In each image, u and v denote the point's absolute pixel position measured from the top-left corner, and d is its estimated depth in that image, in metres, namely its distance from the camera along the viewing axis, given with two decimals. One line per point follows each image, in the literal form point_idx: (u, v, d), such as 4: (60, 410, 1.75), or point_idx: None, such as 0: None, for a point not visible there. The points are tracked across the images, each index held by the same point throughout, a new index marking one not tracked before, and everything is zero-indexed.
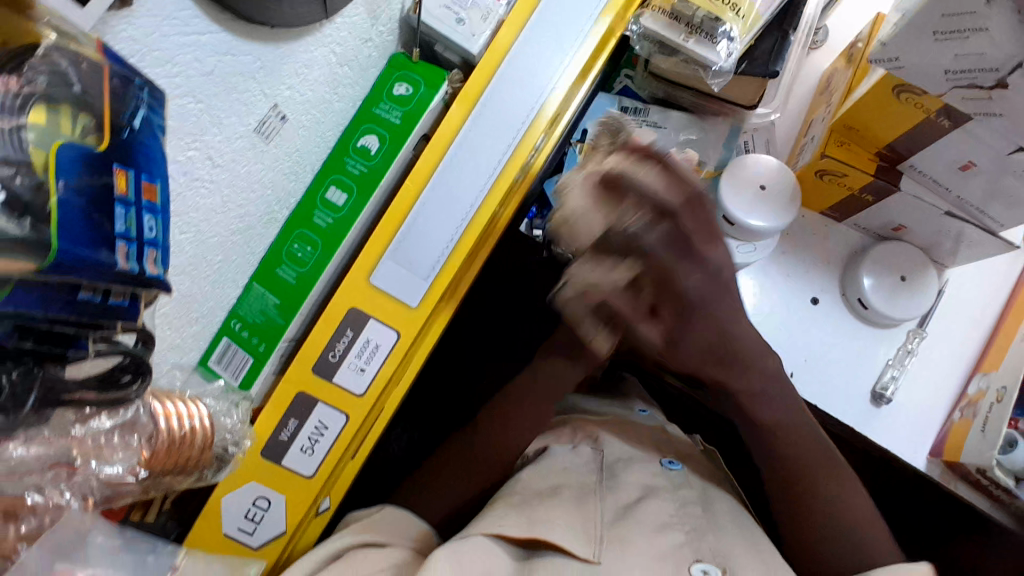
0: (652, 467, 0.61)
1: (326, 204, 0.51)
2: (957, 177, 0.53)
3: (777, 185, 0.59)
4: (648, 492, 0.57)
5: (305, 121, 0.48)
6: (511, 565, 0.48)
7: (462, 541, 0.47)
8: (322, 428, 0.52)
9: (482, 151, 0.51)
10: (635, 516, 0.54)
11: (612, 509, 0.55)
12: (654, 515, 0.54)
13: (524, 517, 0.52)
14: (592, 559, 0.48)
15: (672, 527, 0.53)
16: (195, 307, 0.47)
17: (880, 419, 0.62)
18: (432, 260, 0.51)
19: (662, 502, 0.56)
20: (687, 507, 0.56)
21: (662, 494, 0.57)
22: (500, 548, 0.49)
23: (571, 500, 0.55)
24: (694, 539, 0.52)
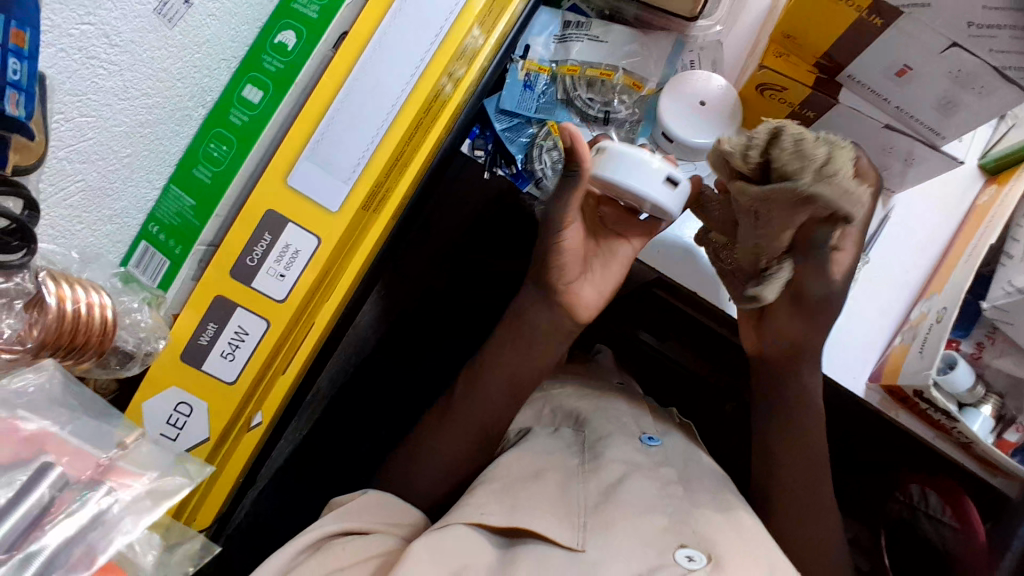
0: (633, 444, 0.59)
1: (242, 102, 0.50)
2: (894, 83, 0.52)
3: (717, 103, 0.59)
4: (630, 469, 0.55)
5: (214, 9, 0.47)
6: (493, 553, 0.46)
7: (444, 531, 0.46)
8: (241, 334, 0.51)
9: (402, 50, 0.50)
10: (617, 497, 0.51)
11: (596, 490, 0.53)
12: (638, 495, 0.52)
13: (505, 505, 0.50)
14: (575, 547, 0.46)
15: (655, 510, 0.51)
16: (108, 203, 0.47)
17: (840, 369, 0.61)
18: (353, 160, 0.50)
19: (644, 481, 0.54)
20: (668, 488, 0.54)
21: (644, 472, 0.55)
22: (480, 537, 0.47)
23: (554, 485, 0.53)
24: (676, 522, 0.49)
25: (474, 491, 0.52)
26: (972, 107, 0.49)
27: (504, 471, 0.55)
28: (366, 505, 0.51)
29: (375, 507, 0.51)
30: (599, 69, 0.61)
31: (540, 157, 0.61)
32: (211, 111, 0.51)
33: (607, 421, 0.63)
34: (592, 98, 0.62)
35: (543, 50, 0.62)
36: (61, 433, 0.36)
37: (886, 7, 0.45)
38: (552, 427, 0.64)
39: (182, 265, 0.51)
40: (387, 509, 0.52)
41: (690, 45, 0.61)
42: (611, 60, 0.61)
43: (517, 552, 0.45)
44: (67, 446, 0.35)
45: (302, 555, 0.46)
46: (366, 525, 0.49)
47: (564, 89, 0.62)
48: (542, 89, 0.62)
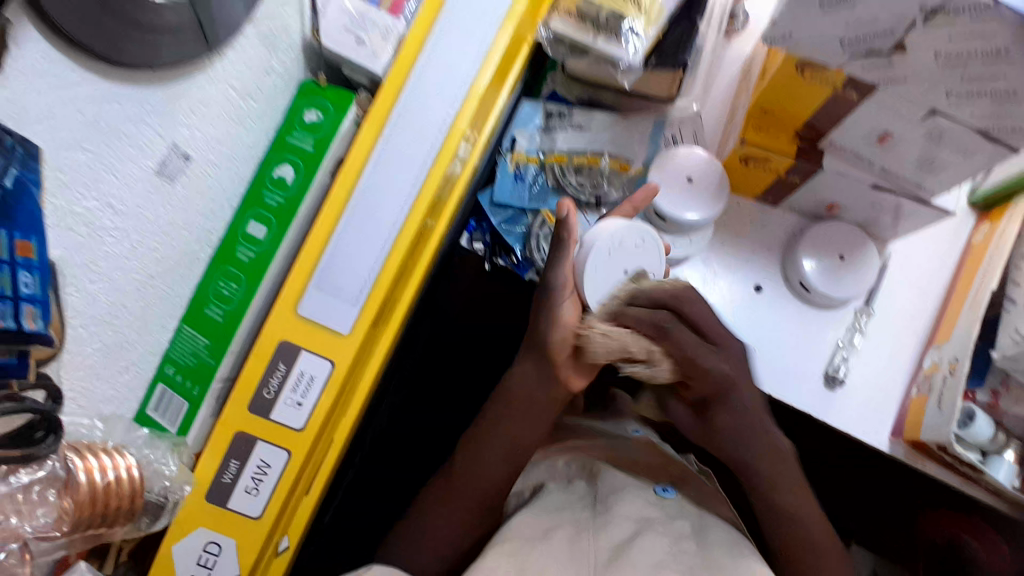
0: (646, 495, 0.59)
1: (247, 239, 0.52)
2: (877, 149, 0.52)
3: (704, 177, 0.60)
4: (642, 525, 0.54)
5: (213, 158, 0.48)
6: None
7: None
8: (264, 466, 0.51)
9: (397, 173, 0.51)
10: (628, 556, 0.50)
11: (606, 548, 0.52)
12: (649, 551, 0.50)
13: None
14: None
15: (667, 567, 0.50)
16: (124, 355, 0.47)
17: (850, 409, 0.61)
18: (359, 284, 0.51)
19: (657, 536, 0.52)
20: (680, 543, 0.53)
21: (657, 527, 0.54)
22: None
23: (563, 543, 0.52)
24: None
25: (487, 552, 0.52)
26: (955, 165, 0.50)
27: (514, 532, 0.54)
28: None
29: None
30: (585, 156, 0.63)
31: (538, 246, 0.62)
32: (217, 249, 0.52)
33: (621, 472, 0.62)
34: (581, 183, 0.63)
35: (528, 141, 0.63)
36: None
37: (862, 83, 0.46)
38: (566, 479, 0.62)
39: None
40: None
41: (670, 121, 0.62)
42: (596, 146, 0.63)
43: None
44: None
45: None
46: None
47: (554, 177, 0.63)
48: (533, 180, 0.63)
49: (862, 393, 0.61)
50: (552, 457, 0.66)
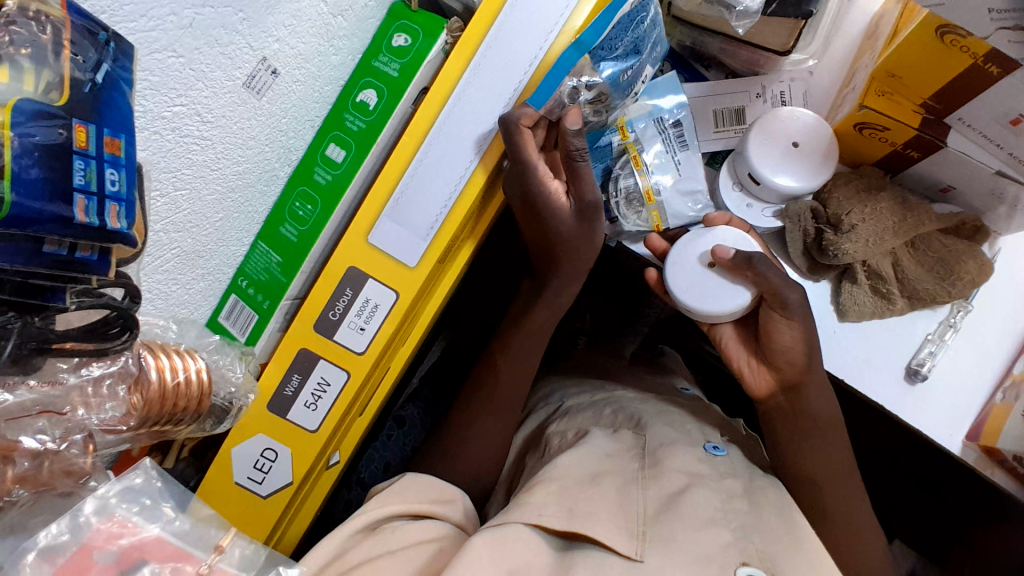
0: (696, 452, 0.57)
1: (326, 161, 0.51)
2: (1009, 133, 0.46)
3: (812, 142, 0.55)
4: (693, 481, 0.52)
5: (300, 75, 0.47)
6: (549, 556, 0.45)
7: (503, 528, 0.46)
8: (324, 385, 0.52)
9: (483, 106, 0.49)
10: (681, 507, 0.49)
11: (657, 499, 0.51)
12: (702, 507, 0.49)
13: (565, 508, 0.48)
14: (633, 556, 0.45)
15: (718, 524, 0.48)
16: (201, 261, 0.49)
17: (925, 403, 0.57)
18: (431, 218, 0.50)
19: (708, 492, 0.51)
20: (732, 501, 0.51)
21: (707, 482, 0.53)
22: (539, 540, 0.46)
23: (612, 489, 0.51)
24: (740, 539, 0.48)
25: (533, 488, 0.51)
26: None
27: (561, 472, 0.53)
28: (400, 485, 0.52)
29: (418, 488, 0.52)
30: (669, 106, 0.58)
31: (615, 191, 0.59)
32: (296, 169, 0.52)
33: (669, 428, 0.61)
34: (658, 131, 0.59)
35: None
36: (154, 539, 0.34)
37: (1005, 60, 0.41)
38: (611, 428, 0.62)
39: (269, 319, 0.52)
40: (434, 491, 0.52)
41: (781, 75, 0.59)
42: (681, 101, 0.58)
43: (573, 559, 0.45)
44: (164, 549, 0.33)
45: (357, 536, 0.47)
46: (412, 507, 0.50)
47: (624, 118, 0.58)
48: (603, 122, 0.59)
49: (939, 385, 0.57)
50: (600, 408, 0.67)
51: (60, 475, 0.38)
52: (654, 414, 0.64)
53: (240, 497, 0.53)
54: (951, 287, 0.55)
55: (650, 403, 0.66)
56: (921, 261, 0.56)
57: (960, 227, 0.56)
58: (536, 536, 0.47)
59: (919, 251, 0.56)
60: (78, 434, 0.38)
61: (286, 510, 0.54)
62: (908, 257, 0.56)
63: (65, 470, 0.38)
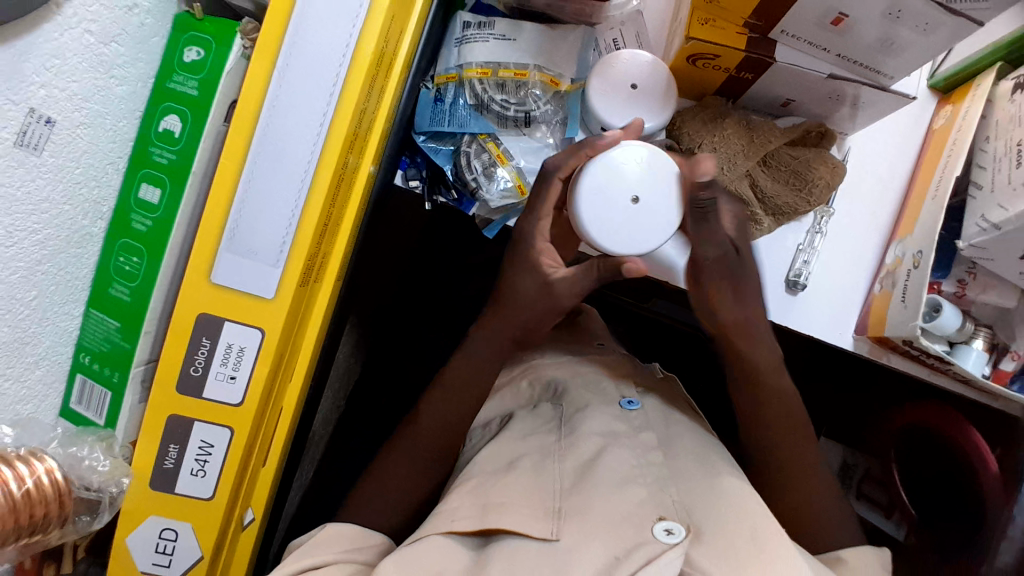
0: (611, 411, 0.57)
1: (141, 205, 0.46)
2: (832, 34, 0.48)
3: (650, 81, 0.55)
4: (607, 442, 0.52)
5: (82, 117, 0.42)
6: (465, 562, 0.44)
7: (414, 546, 0.44)
8: (206, 447, 0.48)
9: (300, 108, 0.44)
10: (595, 473, 0.48)
11: (572, 470, 0.50)
12: (616, 467, 0.49)
13: (479, 505, 0.47)
14: (549, 536, 0.44)
15: (634, 481, 0.48)
16: (28, 350, 0.43)
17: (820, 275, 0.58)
18: (277, 243, 0.45)
19: (622, 451, 0.51)
20: (647, 455, 0.51)
21: (622, 441, 0.52)
22: (455, 546, 0.45)
23: (528, 471, 0.50)
24: (656, 492, 0.47)
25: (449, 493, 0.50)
26: (913, 46, 0.46)
27: (478, 469, 0.51)
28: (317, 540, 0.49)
29: (334, 539, 0.49)
30: (512, 69, 0.57)
31: (470, 165, 0.57)
32: (111, 221, 0.47)
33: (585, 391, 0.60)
34: (507, 99, 0.57)
35: (448, 58, 0.58)
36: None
37: None
38: (531, 404, 0.61)
39: (122, 395, 0.47)
40: (348, 540, 0.49)
41: (610, 22, 0.58)
42: (520, 57, 0.57)
43: (488, 555, 0.43)
44: None
45: None
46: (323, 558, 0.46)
47: (475, 93, 0.57)
48: (452, 104, 0.57)
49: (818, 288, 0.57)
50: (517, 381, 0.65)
51: None
52: (570, 376, 0.62)
53: None
54: (810, 194, 0.56)
55: (564, 364, 0.65)
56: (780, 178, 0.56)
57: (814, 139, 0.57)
58: (452, 543, 0.45)
59: (772, 167, 0.56)
60: None
61: None
62: (764, 176, 0.56)
63: None
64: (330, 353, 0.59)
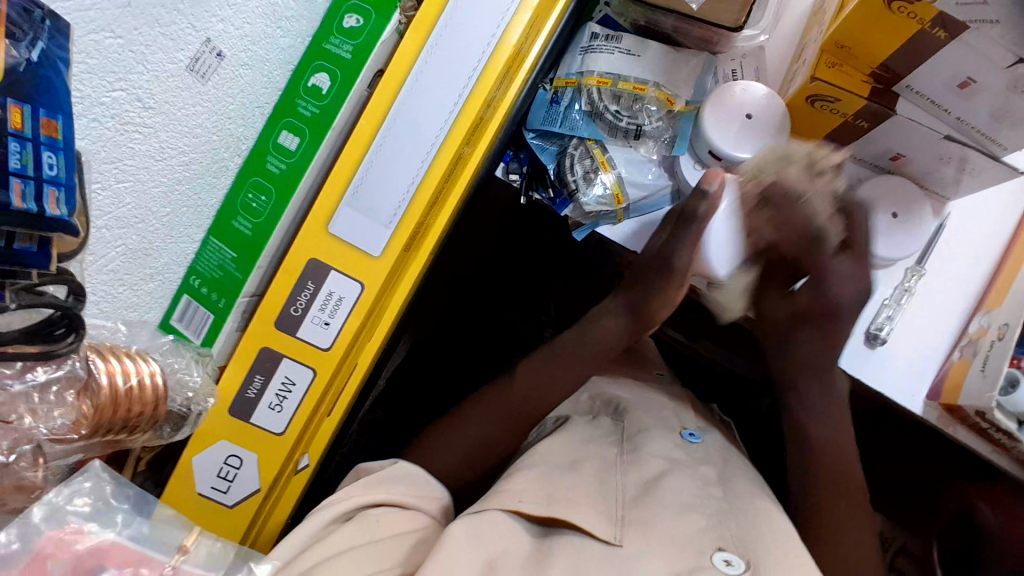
0: (673, 438, 0.57)
1: (279, 149, 0.49)
2: (956, 96, 0.48)
3: (764, 114, 0.56)
4: (670, 466, 0.53)
5: (247, 58, 0.45)
6: (526, 542, 0.44)
7: (484, 518, 0.44)
8: (288, 384, 0.50)
9: (441, 83, 0.47)
10: (656, 495, 0.49)
11: (634, 485, 0.51)
12: (676, 493, 0.50)
13: (544, 495, 0.47)
14: (613, 540, 0.44)
15: (694, 509, 0.49)
16: (150, 261, 0.46)
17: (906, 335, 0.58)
18: (394, 204, 0.47)
19: (685, 478, 0.52)
20: (708, 488, 0.52)
21: (685, 469, 0.53)
22: (519, 526, 0.45)
23: (590, 476, 0.51)
24: (717, 524, 0.48)
25: (511, 476, 0.50)
26: None
27: (537, 462, 0.52)
28: (385, 476, 0.51)
29: (400, 477, 0.51)
30: (630, 83, 0.58)
31: (573, 167, 0.59)
32: (247, 159, 0.49)
33: (647, 414, 0.61)
34: (620, 111, 0.59)
35: (569, 65, 0.60)
36: (118, 538, 0.32)
37: (953, 20, 0.42)
38: (590, 415, 0.63)
39: (226, 319, 0.50)
40: (414, 488, 0.50)
41: (733, 53, 0.60)
42: (642, 74, 0.58)
43: (552, 541, 0.44)
44: (125, 555, 0.32)
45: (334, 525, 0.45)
46: (395, 497, 0.48)
47: (590, 101, 0.59)
48: (567, 107, 0.60)
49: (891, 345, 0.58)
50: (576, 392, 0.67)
51: (12, 490, 0.35)
52: (634, 399, 0.64)
53: (208, 509, 0.51)
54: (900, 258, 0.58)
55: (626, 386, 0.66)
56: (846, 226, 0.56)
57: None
58: (515, 523, 0.45)
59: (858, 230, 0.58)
60: (27, 445, 0.36)
61: (255, 518, 0.53)
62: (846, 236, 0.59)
63: (15, 486, 0.35)
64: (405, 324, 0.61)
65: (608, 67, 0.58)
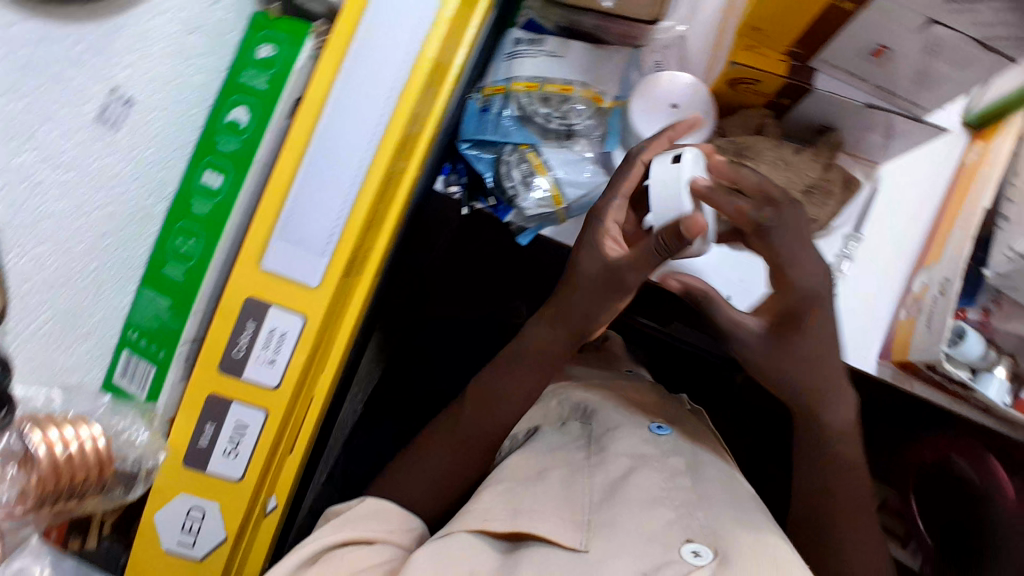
0: (641, 434, 0.58)
1: (203, 189, 0.48)
2: (872, 64, 0.49)
3: (689, 102, 0.57)
4: (636, 463, 0.53)
5: (159, 102, 0.44)
6: (493, 559, 0.45)
7: (445, 539, 0.45)
8: (241, 427, 0.49)
9: (359, 107, 0.46)
10: (624, 493, 0.50)
11: (601, 487, 0.51)
12: (644, 488, 0.50)
13: (509, 510, 0.48)
14: (577, 547, 0.45)
15: (662, 503, 0.49)
16: (82, 321, 0.45)
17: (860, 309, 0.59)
18: (326, 234, 0.47)
19: (652, 472, 0.52)
20: (676, 479, 0.52)
21: (652, 463, 0.53)
22: (485, 545, 0.46)
23: (557, 484, 0.51)
24: (685, 515, 0.48)
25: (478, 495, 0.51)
26: (951, 79, 0.47)
27: (506, 475, 0.53)
28: (357, 515, 0.52)
29: (372, 514, 0.52)
30: (557, 84, 0.59)
31: (509, 173, 0.59)
32: (173, 204, 0.48)
33: (616, 413, 0.61)
34: (550, 112, 0.59)
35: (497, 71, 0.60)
36: None
37: None
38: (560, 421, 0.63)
39: (168, 369, 0.49)
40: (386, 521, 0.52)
41: (654, 45, 0.60)
42: (566, 75, 0.59)
43: (520, 558, 0.44)
44: None
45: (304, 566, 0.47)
46: (365, 534, 0.50)
47: (520, 105, 0.59)
48: (497, 114, 0.59)
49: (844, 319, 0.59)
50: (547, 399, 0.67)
51: None
52: (599, 399, 0.64)
53: (176, 563, 0.51)
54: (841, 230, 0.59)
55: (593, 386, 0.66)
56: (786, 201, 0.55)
57: (826, 171, 0.57)
58: (481, 541, 0.46)
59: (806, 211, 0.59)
60: None
61: (226, 566, 0.52)
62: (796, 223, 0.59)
63: None
64: (361, 346, 0.61)
65: (535, 69, 0.58)
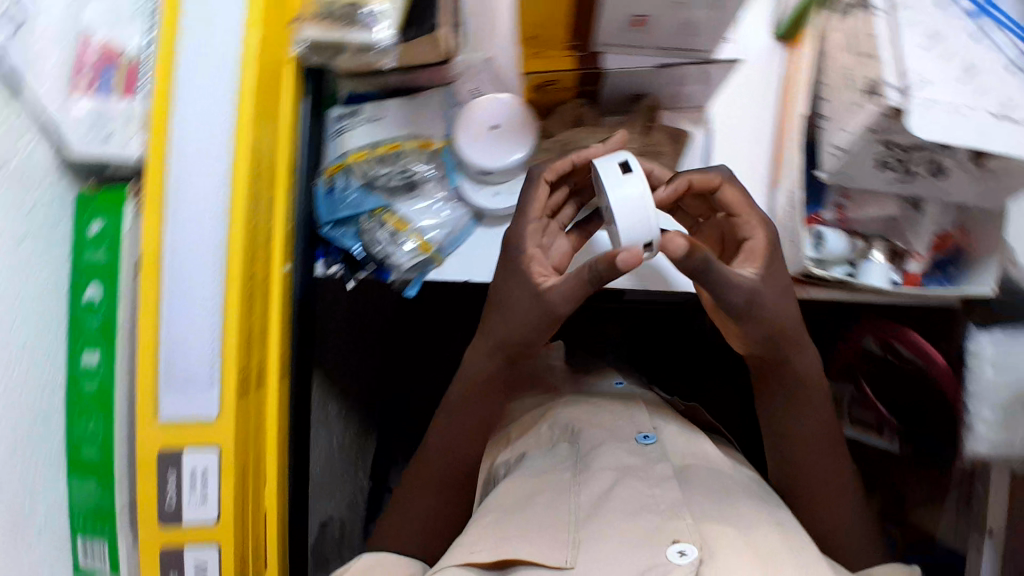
0: (626, 447, 0.58)
1: (87, 370, 0.51)
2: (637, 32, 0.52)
3: (505, 120, 0.60)
4: (622, 474, 0.54)
5: (14, 318, 0.46)
6: None
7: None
8: (202, 565, 0.53)
9: (194, 247, 0.49)
10: (606, 507, 0.51)
11: (587, 504, 0.52)
12: (629, 500, 0.51)
13: (494, 537, 0.50)
14: (565, 564, 0.46)
15: (649, 509, 0.50)
16: (27, 530, 0.47)
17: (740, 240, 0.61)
18: (207, 368, 0.49)
19: (636, 483, 0.52)
20: (662, 484, 0.52)
21: (637, 475, 0.54)
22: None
23: (543, 506, 0.52)
24: (672, 517, 0.48)
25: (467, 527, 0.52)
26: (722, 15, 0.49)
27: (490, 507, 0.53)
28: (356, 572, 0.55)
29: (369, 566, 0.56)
30: (386, 144, 0.61)
31: (374, 239, 0.61)
32: (67, 393, 0.51)
33: (602, 429, 0.61)
34: (390, 171, 0.61)
35: (330, 149, 0.62)
36: None
37: None
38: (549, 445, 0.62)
39: (119, 541, 0.53)
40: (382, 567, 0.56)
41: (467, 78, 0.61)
42: (391, 133, 0.61)
43: None
44: None
45: None
46: None
47: (361, 174, 0.61)
48: (343, 190, 0.61)
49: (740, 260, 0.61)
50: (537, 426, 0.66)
51: None
52: (586, 418, 0.63)
53: None
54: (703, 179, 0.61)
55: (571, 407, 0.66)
56: (661, 183, 0.58)
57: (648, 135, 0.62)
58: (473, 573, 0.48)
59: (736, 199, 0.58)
60: None
61: None
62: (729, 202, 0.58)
63: None
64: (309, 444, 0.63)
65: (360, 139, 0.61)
